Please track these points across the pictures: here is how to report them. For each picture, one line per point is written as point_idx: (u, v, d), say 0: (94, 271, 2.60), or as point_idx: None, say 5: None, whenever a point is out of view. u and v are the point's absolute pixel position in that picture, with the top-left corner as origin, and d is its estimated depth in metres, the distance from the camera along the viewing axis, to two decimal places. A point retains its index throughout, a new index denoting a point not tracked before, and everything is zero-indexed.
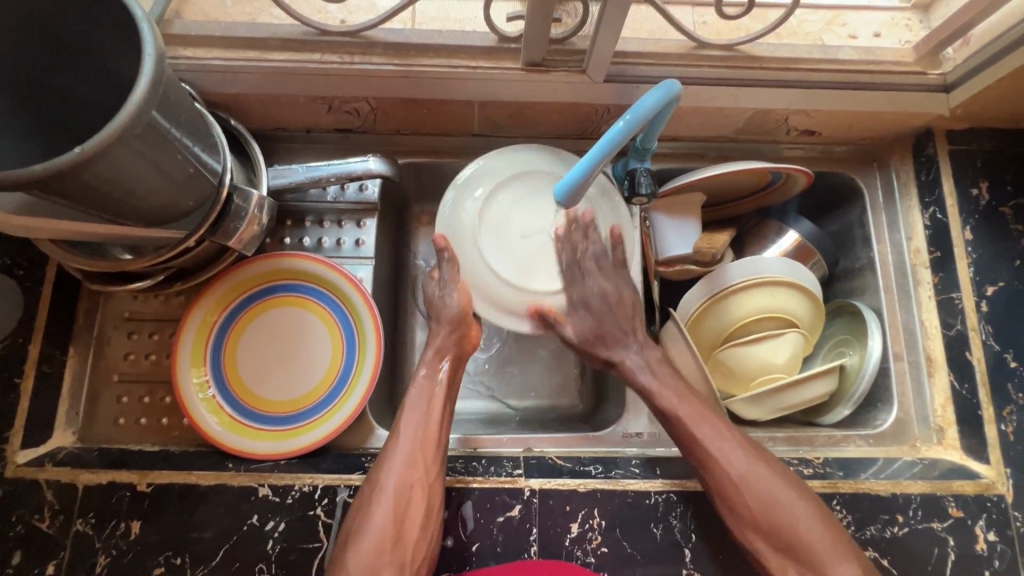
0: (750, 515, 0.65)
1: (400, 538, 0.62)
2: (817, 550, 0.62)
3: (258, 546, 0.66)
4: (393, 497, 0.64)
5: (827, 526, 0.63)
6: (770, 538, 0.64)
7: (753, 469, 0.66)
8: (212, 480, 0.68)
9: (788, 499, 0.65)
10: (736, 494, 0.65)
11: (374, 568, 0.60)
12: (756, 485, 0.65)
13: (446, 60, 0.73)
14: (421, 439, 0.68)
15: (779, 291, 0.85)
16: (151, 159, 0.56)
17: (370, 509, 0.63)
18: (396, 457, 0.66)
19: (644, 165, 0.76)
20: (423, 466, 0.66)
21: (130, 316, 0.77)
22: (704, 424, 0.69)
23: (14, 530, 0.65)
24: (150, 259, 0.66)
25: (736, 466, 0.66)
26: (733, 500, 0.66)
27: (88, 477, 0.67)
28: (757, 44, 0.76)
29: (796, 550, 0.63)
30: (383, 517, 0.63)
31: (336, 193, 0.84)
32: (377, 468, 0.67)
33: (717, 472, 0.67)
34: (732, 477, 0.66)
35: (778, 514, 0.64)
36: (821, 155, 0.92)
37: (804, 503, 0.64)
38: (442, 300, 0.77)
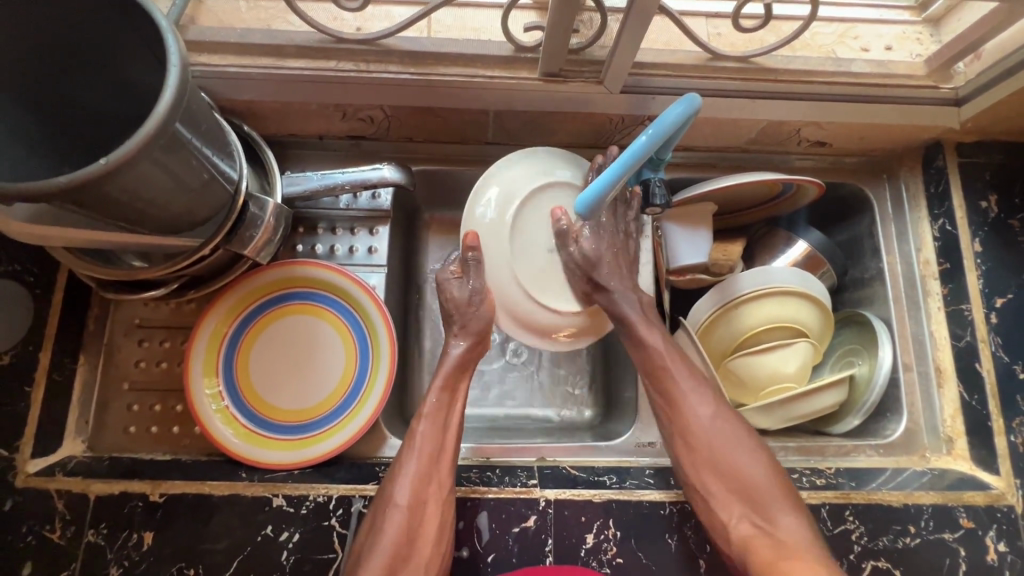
0: (705, 459, 0.68)
1: (411, 553, 0.61)
2: (763, 496, 0.65)
3: (272, 558, 0.65)
4: (408, 513, 0.63)
5: (778, 480, 0.66)
6: (724, 485, 0.66)
7: (715, 419, 0.70)
8: (225, 490, 0.67)
9: (747, 448, 0.68)
10: (699, 435, 0.69)
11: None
12: (719, 431, 0.69)
13: (463, 68, 0.73)
14: (433, 454, 0.68)
15: (789, 300, 0.86)
16: (172, 168, 0.55)
17: (383, 524, 0.62)
18: (409, 471, 0.66)
19: (657, 176, 0.76)
20: (436, 482, 0.66)
21: (142, 323, 0.77)
22: (681, 367, 0.73)
23: (25, 541, 0.64)
24: (165, 268, 0.66)
25: (704, 412, 0.70)
26: (692, 442, 0.69)
27: (100, 487, 0.66)
28: (772, 56, 0.76)
29: (750, 499, 0.65)
30: (395, 530, 0.62)
31: (348, 201, 0.84)
32: (391, 480, 0.66)
33: (686, 415, 0.71)
34: (697, 419, 0.70)
35: (733, 459, 0.67)
36: (831, 166, 0.92)
37: (759, 454, 0.68)
38: (466, 301, 0.77)
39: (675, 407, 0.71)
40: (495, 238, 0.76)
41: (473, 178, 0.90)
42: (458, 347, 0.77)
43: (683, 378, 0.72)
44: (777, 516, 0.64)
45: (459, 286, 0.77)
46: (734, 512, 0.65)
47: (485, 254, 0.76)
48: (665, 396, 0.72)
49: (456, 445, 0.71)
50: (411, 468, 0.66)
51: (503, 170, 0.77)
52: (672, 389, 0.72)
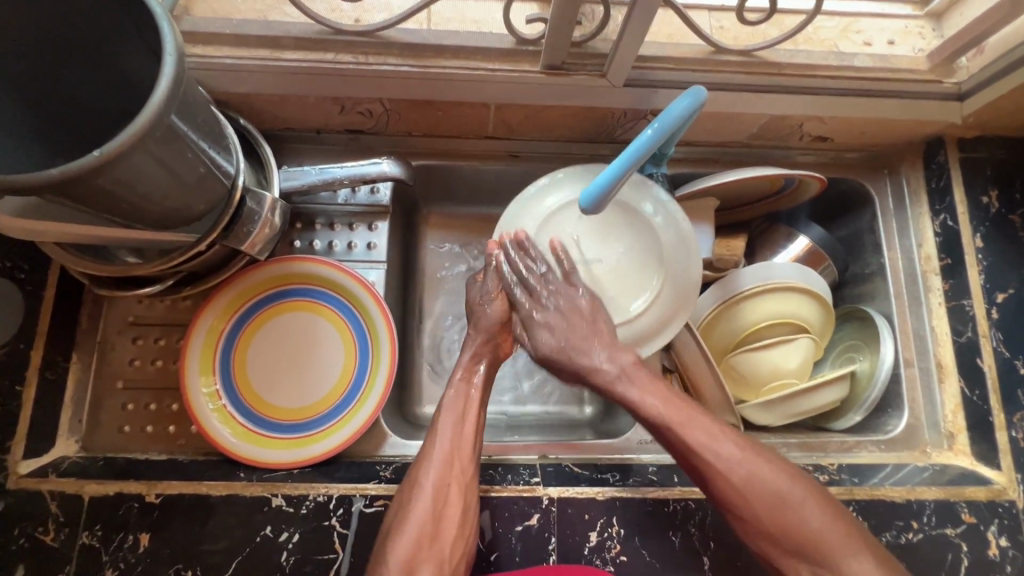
0: (754, 520, 0.60)
1: (437, 534, 0.61)
2: (830, 553, 0.57)
3: (271, 558, 0.64)
4: (433, 495, 0.62)
5: (838, 526, 0.58)
6: (783, 547, 0.59)
7: (756, 472, 0.60)
8: (223, 490, 0.66)
9: (799, 501, 0.59)
10: (740, 502, 0.60)
11: (413, 565, 0.58)
12: (759, 487, 0.60)
13: (463, 61, 0.72)
14: (458, 436, 0.67)
15: (791, 295, 0.85)
16: (168, 161, 0.54)
17: (409, 507, 0.62)
18: (434, 455, 0.65)
19: (660, 170, 0.78)
20: (460, 465, 0.65)
21: (136, 320, 0.75)
22: (695, 430, 0.63)
23: (17, 543, 0.62)
24: (160, 264, 0.64)
25: (739, 468, 0.61)
26: (737, 509, 0.60)
27: (95, 488, 0.65)
28: (776, 50, 0.76)
29: (815, 556, 0.57)
30: (422, 513, 0.61)
31: (346, 195, 0.82)
32: (417, 463, 0.65)
33: (721, 477, 0.61)
34: (732, 479, 0.61)
35: (787, 518, 0.59)
36: (832, 162, 0.92)
37: (813, 505, 0.59)
38: (481, 308, 0.75)
39: (705, 473, 0.62)
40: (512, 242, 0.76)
41: (472, 173, 0.89)
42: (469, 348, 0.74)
43: (700, 439, 0.62)
44: (848, 570, 0.56)
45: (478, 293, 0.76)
46: (807, 574, 0.58)
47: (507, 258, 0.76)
48: (691, 464, 0.63)
49: (481, 429, 0.69)
50: (439, 449, 0.66)
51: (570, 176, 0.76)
52: (693, 454, 0.63)
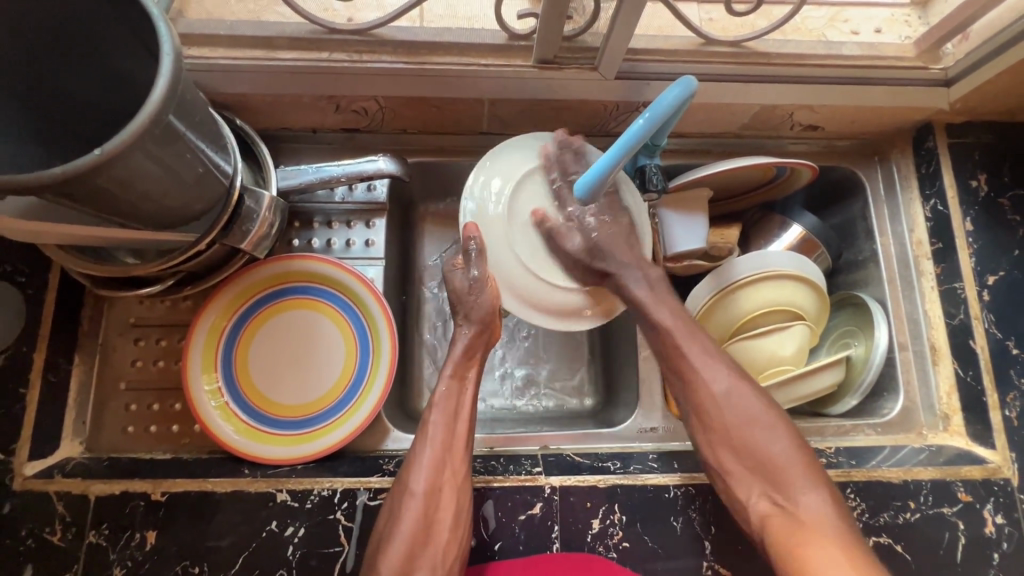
0: (717, 434, 0.67)
1: (429, 538, 0.62)
2: (783, 472, 0.63)
3: (277, 553, 0.65)
4: (424, 498, 0.63)
5: (800, 459, 0.63)
6: (741, 463, 0.65)
7: (733, 387, 0.68)
8: (228, 487, 0.67)
9: (766, 425, 0.66)
10: (712, 411, 0.67)
11: (408, 568, 0.60)
12: (735, 403, 0.67)
13: (457, 57, 0.73)
14: (451, 437, 0.68)
15: (785, 284, 0.87)
16: (166, 161, 0.55)
17: (400, 512, 0.63)
18: (424, 460, 0.66)
19: (653, 161, 0.76)
20: (450, 468, 0.66)
21: (137, 322, 0.76)
22: (694, 344, 0.71)
23: (25, 544, 0.63)
24: (157, 264, 0.65)
25: (719, 387, 0.68)
26: (706, 421, 0.68)
27: (100, 487, 0.66)
28: (764, 40, 0.77)
29: (768, 478, 0.63)
30: (412, 519, 0.62)
31: (344, 193, 0.83)
32: (408, 468, 0.66)
33: (700, 390, 0.69)
34: (712, 396, 0.68)
35: (750, 435, 0.65)
36: (823, 150, 0.93)
37: (783, 433, 0.65)
38: (472, 298, 0.76)
39: (691, 386, 0.69)
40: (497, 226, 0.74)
41: (468, 169, 0.89)
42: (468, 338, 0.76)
43: (696, 355, 0.70)
44: (796, 491, 0.61)
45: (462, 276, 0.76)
46: (754, 490, 0.64)
47: (487, 240, 0.74)
48: (676, 373, 0.71)
49: (471, 430, 0.71)
50: (429, 452, 0.67)
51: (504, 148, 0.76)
52: (683, 364, 0.71)
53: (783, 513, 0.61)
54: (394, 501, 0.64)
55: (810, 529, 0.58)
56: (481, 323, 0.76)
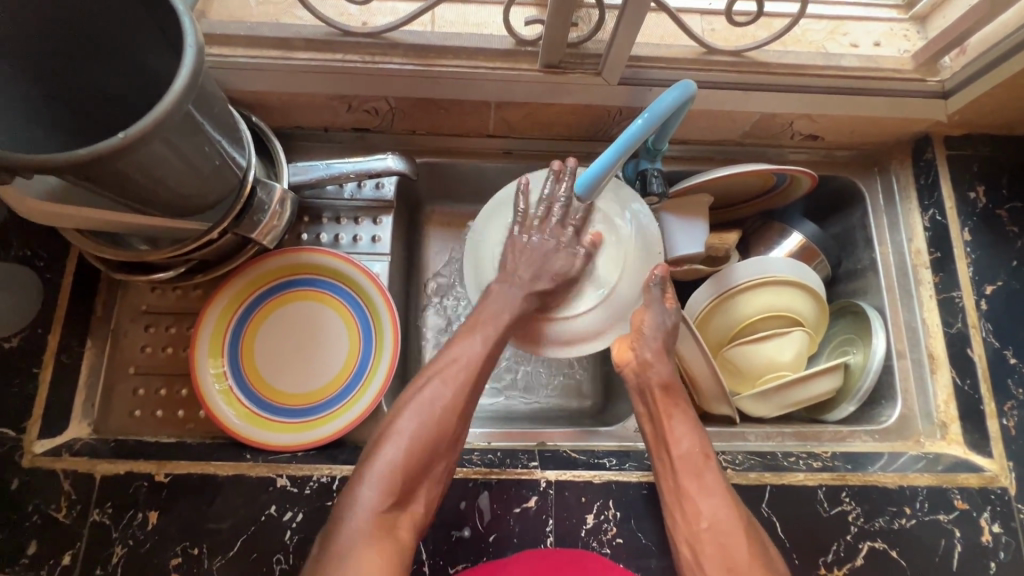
0: (715, 565, 0.59)
1: (443, 450, 0.61)
2: None
3: (276, 537, 0.66)
4: (449, 400, 0.62)
5: None
6: None
7: (728, 528, 0.60)
8: (230, 471, 0.68)
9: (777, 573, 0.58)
10: (708, 552, 0.60)
11: (413, 472, 0.59)
12: (728, 544, 0.60)
13: (465, 61, 0.75)
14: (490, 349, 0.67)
15: (785, 291, 0.89)
16: (183, 149, 0.57)
17: (419, 413, 0.61)
18: (453, 371, 0.64)
19: (654, 165, 0.81)
20: (471, 388, 0.64)
21: (149, 309, 0.78)
22: (689, 468, 0.65)
23: (31, 520, 0.65)
24: (173, 250, 0.67)
25: (714, 520, 0.61)
26: (698, 551, 0.61)
27: (106, 467, 0.67)
28: (765, 50, 0.79)
29: None
30: (431, 424, 0.61)
31: (353, 190, 0.85)
32: (444, 364, 0.65)
33: (692, 518, 0.62)
34: (703, 526, 0.61)
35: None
36: (823, 160, 0.94)
37: None
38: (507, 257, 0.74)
39: (684, 509, 0.63)
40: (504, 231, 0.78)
41: (473, 170, 0.92)
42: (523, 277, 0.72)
43: (690, 480, 0.64)
44: None
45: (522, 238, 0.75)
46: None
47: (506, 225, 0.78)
48: (671, 493, 0.65)
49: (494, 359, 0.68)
50: (472, 351, 0.66)
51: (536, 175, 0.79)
52: (677, 488, 0.65)
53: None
54: (412, 390, 0.63)
55: None
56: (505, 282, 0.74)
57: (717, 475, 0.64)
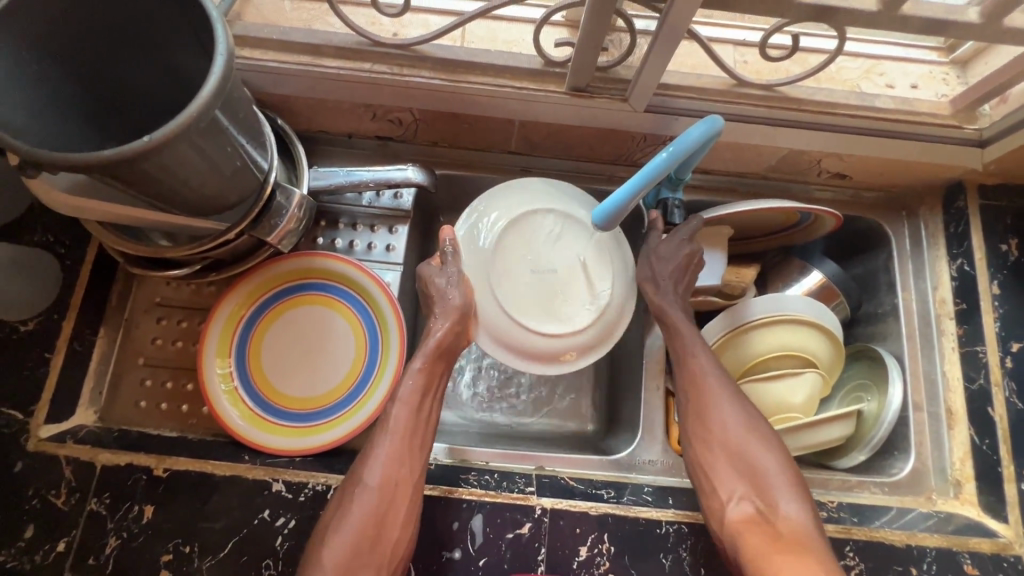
0: (714, 435, 0.70)
1: (380, 536, 0.62)
2: (765, 479, 0.66)
3: (267, 542, 0.66)
4: (375, 495, 0.63)
5: (788, 472, 0.67)
6: (731, 464, 0.68)
7: (729, 402, 0.71)
8: (228, 471, 0.68)
9: (768, 439, 0.69)
10: (713, 418, 0.70)
11: (350, 567, 0.60)
12: (727, 414, 0.70)
13: (492, 78, 0.75)
14: (407, 431, 0.67)
15: (801, 330, 0.87)
16: (206, 151, 0.58)
17: (351, 504, 0.62)
18: (381, 453, 0.65)
19: (675, 195, 0.81)
20: (407, 467, 0.65)
21: (162, 302, 0.79)
22: (699, 349, 0.75)
23: (30, 504, 0.66)
24: (190, 248, 0.68)
25: (719, 397, 0.71)
26: (701, 419, 0.71)
27: (107, 457, 0.68)
28: (797, 86, 0.78)
29: (749, 478, 0.67)
30: (363, 512, 0.62)
31: (371, 198, 0.86)
32: (364, 461, 0.65)
33: (697, 394, 0.73)
34: (706, 399, 0.72)
35: (750, 438, 0.69)
36: (851, 199, 0.92)
37: (772, 447, 0.68)
38: (444, 291, 0.73)
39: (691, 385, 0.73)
40: (470, 245, 0.76)
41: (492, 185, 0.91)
42: (442, 327, 0.72)
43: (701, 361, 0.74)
44: (778, 500, 0.64)
45: (439, 276, 0.74)
46: (737, 492, 0.66)
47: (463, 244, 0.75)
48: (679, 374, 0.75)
49: (425, 433, 0.69)
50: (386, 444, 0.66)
51: (498, 194, 0.78)
52: (685, 368, 0.75)
53: (761, 517, 0.64)
54: (347, 483, 0.64)
55: (783, 534, 0.62)
56: (461, 312, 0.72)
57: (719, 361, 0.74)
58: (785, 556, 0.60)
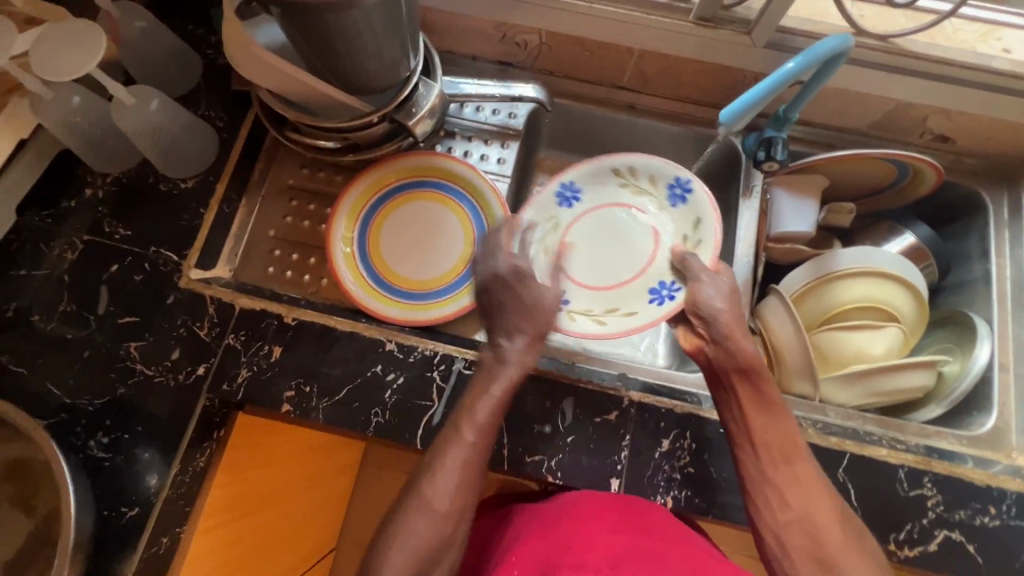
0: (786, 511, 0.62)
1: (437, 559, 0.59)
2: (847, 562, 0.59)
3: (377, 392, 0.73)
4: (441, 514, 0.60)
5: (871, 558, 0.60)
6: (804, 544, 0.61)
7: (805, 471, 0.64)
8: (348, 327, 0.75)
9: (841, 513, 0.62)
10: (788, 487, 0.63)
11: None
12: (804, 487, 0.63)
13: (621, 5, 0.81)
14: (478, 455, 0.62)
15: (888, 284, 0.88)
16: (385, 25, 0.66)
17: (412, 522, 0.59)
18: (450, 477, 0.61)
19: (780, 134, 0.85)
20: (471, 489, 0.62)
21: (294, 185, 0.88)
22: (764, 406, 0.67)
23: (178, 331, 0.74)
24: (340, 123, 0.76)
25: (803, 468, 0.64)
26: (772, 490, 0.63)
27: (245, 301, 0.76)
28: (913, 40, 0.81)
29: (829, 563, 0.59)
30: (424, 534, 0.59)
31: (487, 115, 0.93)
32: (433, 478, 0.61)
33: (772, 462, 0.64)
34: (785, 468, 0.64)
35: (825, 516, 0.61)
36: (952, 165, 0.93)
37: (853, 527, 0.62)
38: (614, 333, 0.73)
39: (764, 452, 0.65)
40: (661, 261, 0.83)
41: (597, 119, 0.96)
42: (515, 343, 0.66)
43: (774, 426, 0.65)
44: None
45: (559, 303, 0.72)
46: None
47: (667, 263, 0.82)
48: (746, 436, 0.66)
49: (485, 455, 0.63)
50: (452, 470, 0.61)
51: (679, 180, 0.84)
52: (751, 437, 0.66)
53: None
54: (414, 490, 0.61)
55: None
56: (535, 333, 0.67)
57: (793, 434, 0.66)
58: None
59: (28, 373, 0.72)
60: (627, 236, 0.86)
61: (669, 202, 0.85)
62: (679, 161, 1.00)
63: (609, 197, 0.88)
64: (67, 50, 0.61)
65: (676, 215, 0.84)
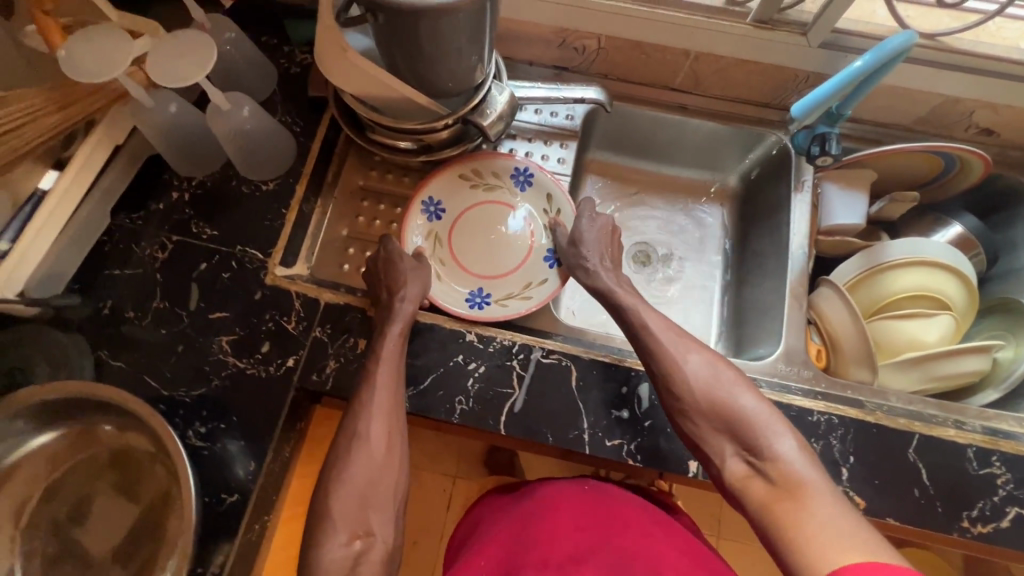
0: (684, 408, 0.69)
1: (379, 482, 0.66)
2: (754, 429, 0.65)
3: (460, 381, 0.76)
4: (373, 443, 0.67)
5: (770, 418, 0.65)
6: (712, 427, 0.67)
7: (693, 363, 0.71)
8: (430, 320, 0.79)
9: (727, 390, 0.68)
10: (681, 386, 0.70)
11: (362, 505, 0.64)
12: (691, 380, 0.70)
13: (680, 10, 0.85)
14: (393, 381, 0.71)
15: (940, 273, 0.90)
16: (469, 34, 0.68)
17: (352, 451, 0.67)
18: (376, 406, 0.69)
19: (832, 130, 0.89)
20: (394, 411, 0.69)
21: (363, 186, 0.91)
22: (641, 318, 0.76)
23: (267, 325, 0.78)
24: (416, 125, 0.80)
25: (689, 363, 0.71)
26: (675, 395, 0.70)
27: (330, 296, 0.80)
28: (960, 38, 0.84)
29: (738, 436, 0.65)
30: (361, 461, 0.66)
31: (546, 117, 0.97)
32: (357, 415, 0.68)
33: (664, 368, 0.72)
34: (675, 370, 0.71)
35: (712, 401, 0.68)
36: (996, 157, 0.96)
37: (751, 394, 0.67)
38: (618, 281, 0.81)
39: (658, 364, 0.72)
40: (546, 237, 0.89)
41: (648, 120, 1.00)
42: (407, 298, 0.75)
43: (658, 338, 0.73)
44: (771, 448, 0.63)
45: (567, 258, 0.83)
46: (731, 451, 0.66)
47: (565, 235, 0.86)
48: (646, 355, 0.74)
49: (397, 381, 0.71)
50: (378, 398, 0.69)
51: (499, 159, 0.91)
52: (645, 352, 0.74)
53: (757, 474, 0.63)
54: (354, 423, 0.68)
55: (790, 489, 0.59)
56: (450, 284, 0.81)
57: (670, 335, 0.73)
58: (784, 505, 0.59)
59: (126, 366, 0.76)
60: (495, 219, 0.90)
61: (518, 188, 0.91)
62: (727, 159, 1.04)
63: (467, 200, 0.90)
64: (179, 57, 0.65)
65: (529, 196, 0.91)
